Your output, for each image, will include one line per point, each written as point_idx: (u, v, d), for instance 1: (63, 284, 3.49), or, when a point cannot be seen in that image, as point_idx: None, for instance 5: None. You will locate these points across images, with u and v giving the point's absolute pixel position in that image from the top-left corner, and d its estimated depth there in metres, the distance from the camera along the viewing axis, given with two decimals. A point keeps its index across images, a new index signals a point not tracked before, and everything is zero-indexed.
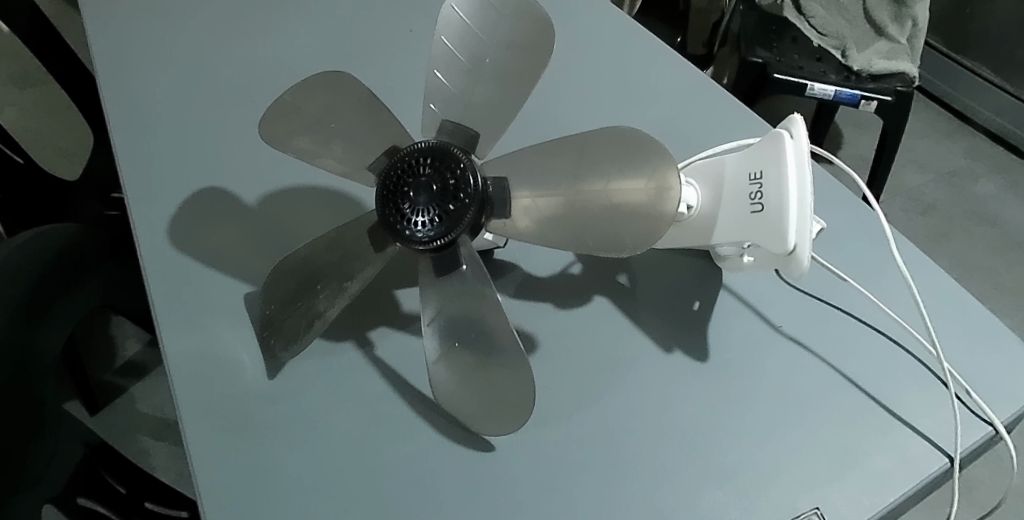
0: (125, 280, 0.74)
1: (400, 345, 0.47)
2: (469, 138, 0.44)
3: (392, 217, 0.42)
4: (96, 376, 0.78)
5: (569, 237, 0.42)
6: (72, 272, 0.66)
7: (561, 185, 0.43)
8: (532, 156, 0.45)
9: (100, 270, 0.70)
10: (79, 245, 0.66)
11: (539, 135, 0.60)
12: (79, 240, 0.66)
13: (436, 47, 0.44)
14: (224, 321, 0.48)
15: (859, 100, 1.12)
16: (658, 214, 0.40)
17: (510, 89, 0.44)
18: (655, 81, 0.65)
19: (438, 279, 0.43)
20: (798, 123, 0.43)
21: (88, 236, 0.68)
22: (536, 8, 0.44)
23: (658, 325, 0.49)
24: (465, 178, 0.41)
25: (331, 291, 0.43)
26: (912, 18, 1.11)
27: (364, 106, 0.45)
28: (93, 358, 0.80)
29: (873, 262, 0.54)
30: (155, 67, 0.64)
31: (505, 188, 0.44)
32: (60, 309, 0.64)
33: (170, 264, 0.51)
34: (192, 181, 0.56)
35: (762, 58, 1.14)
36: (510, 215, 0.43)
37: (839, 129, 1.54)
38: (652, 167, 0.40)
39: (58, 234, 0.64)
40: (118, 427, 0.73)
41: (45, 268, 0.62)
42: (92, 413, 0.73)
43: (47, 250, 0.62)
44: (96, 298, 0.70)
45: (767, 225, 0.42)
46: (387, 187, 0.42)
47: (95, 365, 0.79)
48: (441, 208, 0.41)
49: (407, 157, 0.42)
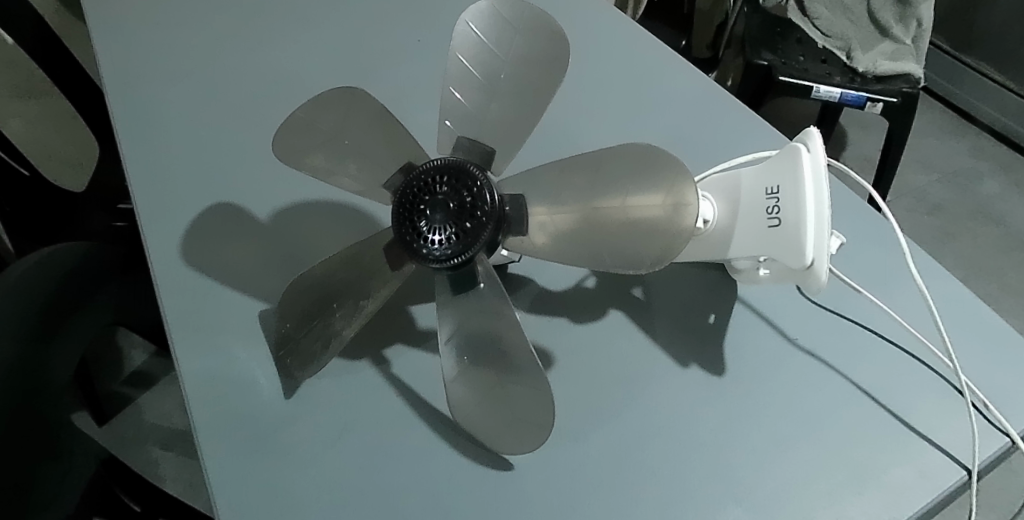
0: (136, 295, 0.74)
1: (415, 363, 0.47)
2: (485, 154, 0.43)
3: (408, 235, 0.42)
4: (104, 387, 0.78)
5: (585, 254, 0.42)
6: (81, 293, 0.66)
7: (578, 201, 0.43)
8: (547, 172, 0.44)
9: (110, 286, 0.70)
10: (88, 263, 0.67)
11: (557, 150, 0.60)
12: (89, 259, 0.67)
13: (451, 63, 0.44)
14: (238, 340, 0.48)
15: (864, 102, 1.11)
16: (675, 229, 0.40)
17: (525, 105, 0.44)
18: (664, 91, 0.65)
19: (455, 297, 0.42)
20: (814, 137, 0.43)
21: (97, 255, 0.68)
22: (551, 22, 0.44)
23: (674, 339, 0.49)
24: (482, 196, 0.41)
25: (347, 310, 0.43)
26: (917, 18, 1.11)
27: (377, 124, 0.45)
28: (100, 365, 0.79)
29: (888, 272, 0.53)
30: (166, 84, 0.64)
31: (521, 203, 0.43)
32: (72, 327, 0.64)
33: (183, 283, 0.51)
34: (204, 197, 0.56)
35: (768, 61, 1.13)
36: (526, 231, 0.43)
37: (843, 130, 1.54)
38: (669, 182, 0.40)
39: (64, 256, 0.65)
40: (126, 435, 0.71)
41: (51, 290, 0.63)
42: (100, 423, 0.74)
43: (53, 274, 0.63)
44: (110, 315, 0.70)
45: (784, 240, 0.42)
46: (403, 204, 0.42)
47: (103, 375, 0.79)
48: (458, 226, 0.41)
49: (422, 174, 0.42)
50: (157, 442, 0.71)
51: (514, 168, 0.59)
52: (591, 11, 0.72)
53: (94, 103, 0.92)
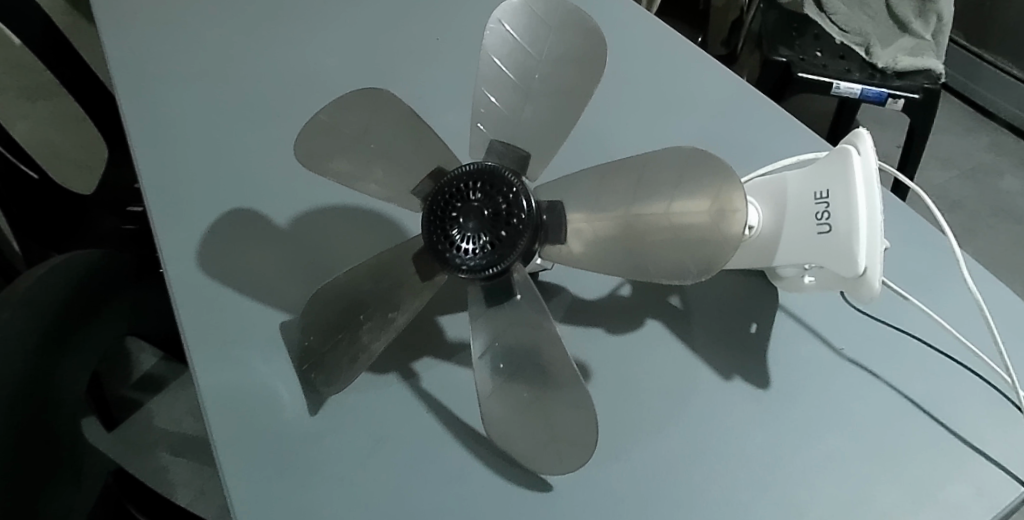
0: (152, 303, 0.73)
1: (446, 377, 0.45)
2: (519, 158, 0.41)
3: (439, 244, 0.40)
4: (114, 390, 0.77)
5: (626, 263, 0.40)
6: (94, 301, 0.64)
7: (618, 208, 0.41)
8: (587, 178, 0.42)
9: (125, 295, 0.68)
10: (105, 269, 0.65)
11: (595, 155, 0.58)
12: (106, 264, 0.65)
13: (482, 63, 0.42)
14: (260, 353, 0.46)
15: (885, 99, 1.08)
16: (719, 237, 0.37)
17: (561, 107, 0.42)
18: (694, 91, 0.63)
19: (489, 309, 0.40)
20: (865, 139, 0.41)
21: (115, 260, 0.66)
22: (587, 19, 0.42)
23: (716, 350, 0.47)
24: (517, 202, 0.39)
25: (376, 323, 0.41)
26: (937, 13, 1.08)
27: (405, 125, 0.43)
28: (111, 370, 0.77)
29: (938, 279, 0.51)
30: (180, 88, 0.62)
31: (560, 210, 0.42)
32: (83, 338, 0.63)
33: (202, 294, 0.49)
34: (221, 202, 0.54)
35: (785, 57, 1.11)
36: (564, 239, 0.42)
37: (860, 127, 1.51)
38: (715, 186, 0.37)
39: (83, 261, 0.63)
40: (134, 440, 0.69)
41: (67, 296, 0.61)
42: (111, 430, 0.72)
43: (66, 282, 0.61)
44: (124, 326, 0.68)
45: (835, 247, 0.40)
46: (434, 211, 0.40)
47: (111, 377, 0.77)
48: (493, 234, 0.39)
49: (454, 180, 0.41)
50: (168, 448, 0.69)
51: (548, 175, 0.56)
52: (614, 9, 0.70)
53: (103, 102, 0.92)
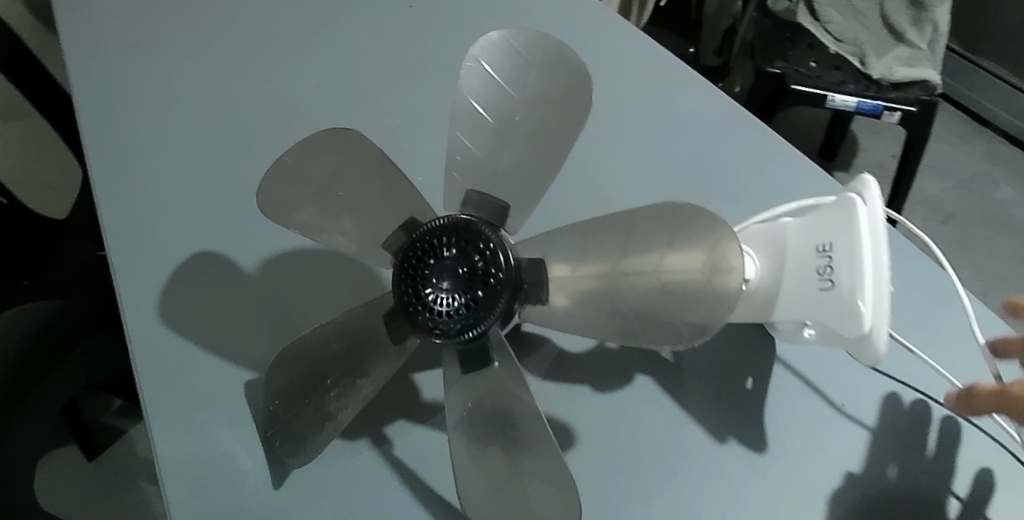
0: (117, 350, 0.74)
1: (421, 443, 0.42)
2: (498, 210, 0.39)
3: (411, 304, 0.37)
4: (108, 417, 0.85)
5: (614, 324, 0.37)
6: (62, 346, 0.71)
7: (605, 264, 0.38)
8: (571, 233, 0.39)
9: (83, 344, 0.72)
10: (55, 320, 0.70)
11: (588, 195, 0.56)
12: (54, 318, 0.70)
13: (458, 106, 0.39)
14: (221, 418, 0.43)
15: (882, 111, 1.04)
16: (716, 295, 0.34)
17: (542, 153, 0.39)
18: (690, 121, 0.59)
19: (465, 375, 0.37)
20: (871, 187, 0.38)
21: (68, 310, 0.71)
22: (571, 54, 0.39)
23: (710, 410, 0.44)
24: (496, 259, 0.36)
25: (343, 389, 0.38)
26: (932, 23, 1.05)
27: (375, 171, 0.40)
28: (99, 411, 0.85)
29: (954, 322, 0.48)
30: (146, 123, 0.59)
31: (541, 268, 0.39)
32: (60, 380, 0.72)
33: (161, 350, 0.45)
34: (185, 246, 0.51)
35: (780, 69, 1.06)
36: (547, 298, 0.39)
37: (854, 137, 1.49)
38: (710, 238, 0.35)
39: (39, 312, 0.69)
40: None
41: (36, 343, 0.69)
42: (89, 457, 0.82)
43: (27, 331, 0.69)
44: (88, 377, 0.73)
45: (839, 305, 0.37)
46: (405, 268, 0.37)
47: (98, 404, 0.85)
48: (469, 294, 0.36)
49: (427, 234, 0.37)
50: None
51: (537, 230, 0.53)
52: (600, 25, 0.66)
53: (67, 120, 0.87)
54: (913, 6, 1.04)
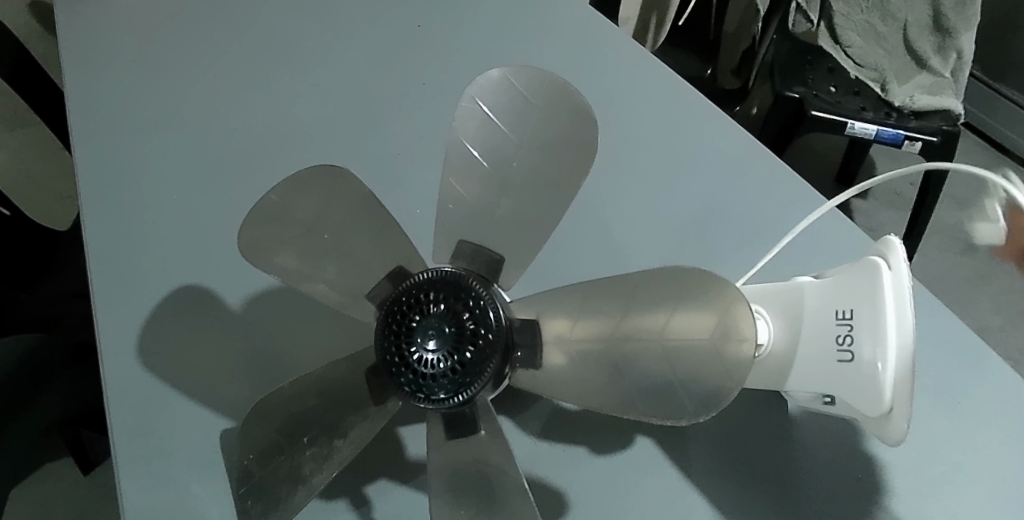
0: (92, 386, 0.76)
1: (401, 504, 0.40)
2: (491, 263, 0.36)
3: (394, 364, 0.34)
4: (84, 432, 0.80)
5: (613, 393, 0.34)
6: (36, 384, 0.71)
7: (605, 327, 0.35)
8: (571, 293, 0.36)
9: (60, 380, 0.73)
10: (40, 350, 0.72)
11: (599, 235, 0.53)
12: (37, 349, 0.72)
13: (453, 148, 0.37)
14: (197, 467, 0.43)
15: (903, 140, 0.99)
16: (722, 362, 0.30)
17: (541, 202, 0.36)
18: (707, 157, 0.56)
19: (450, 441, 0.35)
20: (897, 249, 0.35)
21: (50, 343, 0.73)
22: (574, 95, 0.36)
23: (713, 480, 0.42)
24: (486, 317, 0.34)
25: (320, 448, 0.35)
26: (957, 50, 0.99)
27: (362, 212, 0.37)
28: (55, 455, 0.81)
29: (985, 388, 0.45)
30: (140, 147, 0.57)
31: (535, 329, 0.37)
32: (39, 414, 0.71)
33: (149, 397, 0.45)
34: (169, 279, 0.50)
35: (799, 93, 1.02)
36: (541, 361, 0.36)
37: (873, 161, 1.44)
38: (718, 298, 0.31)
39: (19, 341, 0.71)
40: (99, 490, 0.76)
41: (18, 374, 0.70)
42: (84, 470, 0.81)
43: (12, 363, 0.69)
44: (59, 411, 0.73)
45: (860, 379, 0.34)
46: (389, 324, 0.35)
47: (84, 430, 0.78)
48: (456, 356, 0.33)
49: (414, 288, 0.35)
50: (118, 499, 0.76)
51: (549, 285, 0.50)
52: (612, 45, 0.62)
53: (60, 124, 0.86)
54: (937, 32, 0.99)
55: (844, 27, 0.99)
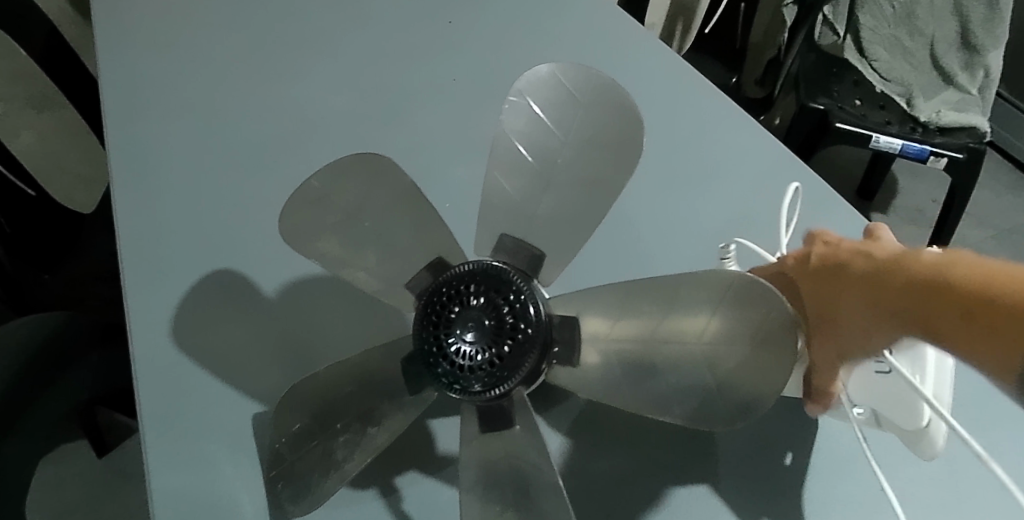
0: (120, 369, 0.77)
1: (429, 496, 0.41)
2: (534, 259, 0.36)
3: (431, 354, 0.34)
4: (106, 415, 0.77)
5: (645, 396, 0.34)
6: (62, 363, 0.72)
7: (643, 328, 0.34)
8: (609, 295, 0.36)
9: (90, 358, 0.74)
10: (70, 327, 0.73)
11: (634, 241, 0.52)
12: (67, 329, 0.72)
13: (499, 142, 0.37)
14: (226, 449, 0.44)
15: (928, 156, 0.98)
16: (759, 373, 0.30)
17: (585, 200, 0.36)
18: (738, 163, 0.56)
19: (485, 433, 0.35)
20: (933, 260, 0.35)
21: (79, 323, 0.73)
22: (621, 94, 0.36)
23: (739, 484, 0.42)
24: (526, 312, 0.34)
25: (353, 435, 0.35)
26: (985, 67, 0.99)
27: (403, 202, 0.37)
28: None
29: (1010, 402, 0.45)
30: (173, 131, 0.57)
31: (574, 326, 0.37)
32: (57, 392, 0.72)
33: (184, 384, 0.45)
34: (201, 261, 0.50)
35: (824, 105, 1.00)
36: (578, 358, 0.36)
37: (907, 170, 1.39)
38: (743, 302, 0.30)
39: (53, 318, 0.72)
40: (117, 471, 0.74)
41: (46, 347, 0.71)
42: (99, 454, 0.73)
43: (38, 338, 0.71)
44: (84, 390, 0.73)
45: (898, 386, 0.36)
46: (428, 314, 0.35)
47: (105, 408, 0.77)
48: (494, 350, 0.33)
49: (454, 279, 0.35)
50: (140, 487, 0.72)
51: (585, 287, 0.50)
52: (644, 44, 0.62)
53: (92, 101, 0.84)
54: (965, 49, 0.99)
55: (871, 40, 1.00)
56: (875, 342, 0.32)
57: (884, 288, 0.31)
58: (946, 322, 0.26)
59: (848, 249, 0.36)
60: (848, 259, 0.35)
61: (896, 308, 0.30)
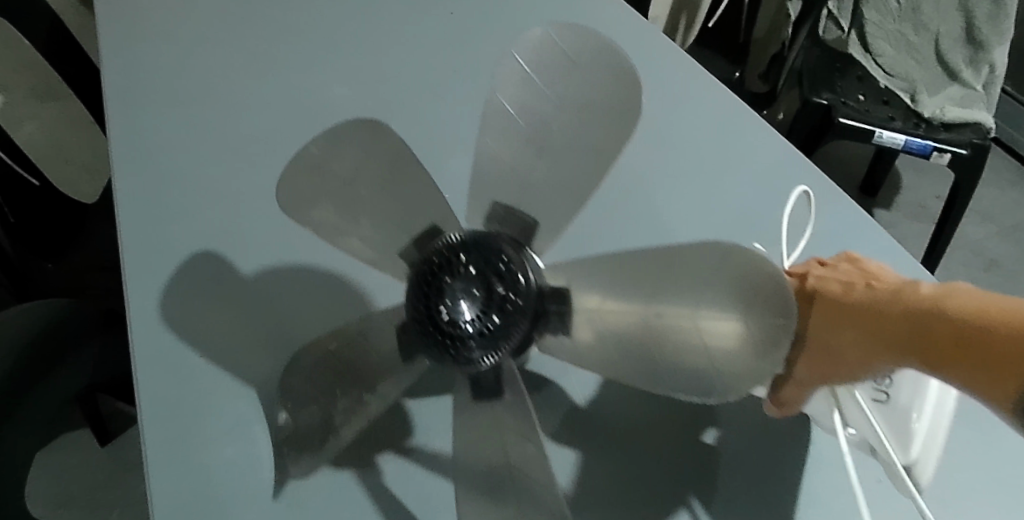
0: (119, 357, 0.76)
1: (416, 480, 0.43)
2: (523, 225, 0.37)
3: (422, 323, 0.34)
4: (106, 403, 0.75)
5: (638, 371, 0.34)
6: (61, 348, 0.73)
7: (633, 304, 0.34)
8: (602, 270, 0.36)
9: (89, 345, 0.75)
10: (72, 313, 0.74)
11: (631, 212, 0.55)
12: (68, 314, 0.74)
13: (495, 119, 0.37)
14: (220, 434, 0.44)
15: (931, 152, 0.98)
16: (748, 353, 0.29)
17: (582, 167, 0.37)
18: (736, 144, 0.58)
19: (475, 402, 0.36)
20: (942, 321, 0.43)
21: (80, 309, 0.74)
22: (620, 54, 0.36)
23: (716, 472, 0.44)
24: (516, 282, 0.34)
25: (349, 406, 0.36)
26: (989, 63, 0.99)
27: (395, 167, 0.37)
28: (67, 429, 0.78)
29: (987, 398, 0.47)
30: (175, 123, 0.57)
31: (566, 299, 0.37)
32: (59, 377, 0.73)
33: (183, 366, 0.46)
34: (200, 252, 0.51)
35: (827, 100, 0.99)
36: (571, 331, 0.36)
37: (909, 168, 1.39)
38: (732, 284, 0.30)
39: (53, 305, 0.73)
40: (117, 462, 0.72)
41: (45, 334, 0.72)
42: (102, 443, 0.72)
43: (40, 323, 0.72)
44: (83, 377, 0.74)
45: (894, 424, 0.40)
46: (418, 283, 0.34)
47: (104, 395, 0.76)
48: (485, 318, 0.34)
49: (441, 249, 0.35)
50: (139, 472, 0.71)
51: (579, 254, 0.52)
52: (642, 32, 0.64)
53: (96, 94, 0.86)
54: (970, 45, 0.98)
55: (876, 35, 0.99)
56: (875, 366, 0.35)
57: (881, 320, 0.34)
58: (948, 364, 0.29)
59: (836, 277, 0.39)
60: (846, 287, 0.38)
61: (899, 342, 0.32)
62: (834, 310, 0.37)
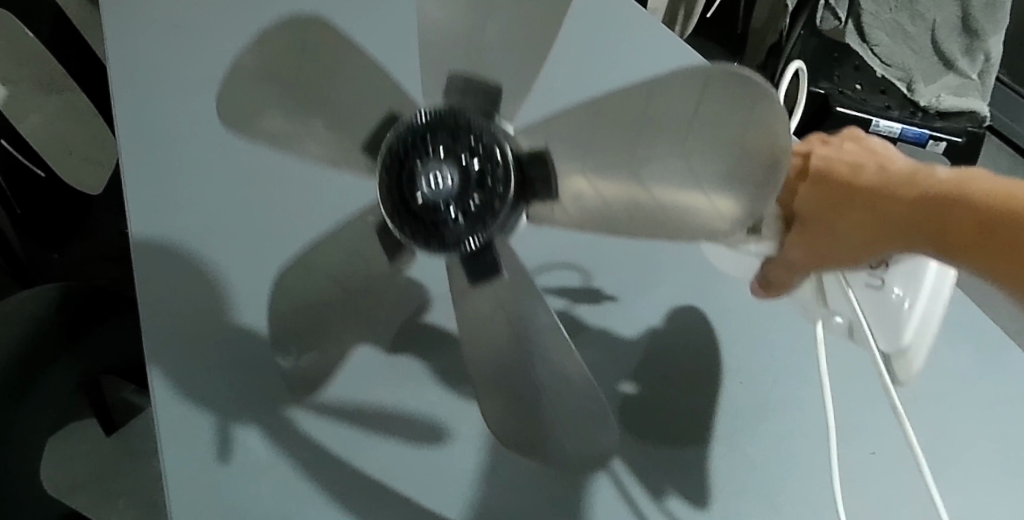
0: (130, 340, 0.78)
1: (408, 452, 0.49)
2: (492, 97, 0.37)
3: (406, 213, 0.35)
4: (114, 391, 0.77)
5: (639, 222, 0.34)
6: (71, 331, 0.75)
7: (621, 157, 0.33)
8: (582, 114, 0.34)
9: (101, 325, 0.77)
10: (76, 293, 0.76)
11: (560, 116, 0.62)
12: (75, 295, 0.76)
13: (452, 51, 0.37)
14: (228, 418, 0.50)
15: (926, 140, 0.99)
16: (751, 189, 0.29)
17: (522, 27, 0.36)
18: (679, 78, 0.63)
19: (472, 284, 0.38)
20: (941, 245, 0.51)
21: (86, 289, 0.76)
22: None
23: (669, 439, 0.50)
24: (491, 157, 0.34)
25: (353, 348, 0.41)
26: (985, 53, 0.99)
27: (331, 60, 0.37)
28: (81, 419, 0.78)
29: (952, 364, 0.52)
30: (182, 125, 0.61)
31: (546, 160, 0.35)
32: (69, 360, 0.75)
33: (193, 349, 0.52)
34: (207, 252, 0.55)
35: (824, 89, 1.02)
36: (557, 189, 0.35)
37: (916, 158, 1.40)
38: (738, 110, 0.28)
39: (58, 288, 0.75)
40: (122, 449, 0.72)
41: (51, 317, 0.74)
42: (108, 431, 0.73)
43: (45, 306, 0.74)
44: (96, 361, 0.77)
45: (887, 314, 0.48)
46: (395, 173, 0.35)
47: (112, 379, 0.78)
48: (461, 201, 0.34)
49: (415, 133, 0.35)
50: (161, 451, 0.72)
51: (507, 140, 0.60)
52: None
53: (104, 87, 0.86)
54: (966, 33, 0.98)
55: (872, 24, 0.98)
56: (876, 253, 0.38)
57: (891, 201, 0.37)
58: (962, 242, 0.34)
59: (840, 158, 0.41)
60: (854, 170, 0.40)
61: (912, 220, 0.36)
62: (844, 189, 0.39)
